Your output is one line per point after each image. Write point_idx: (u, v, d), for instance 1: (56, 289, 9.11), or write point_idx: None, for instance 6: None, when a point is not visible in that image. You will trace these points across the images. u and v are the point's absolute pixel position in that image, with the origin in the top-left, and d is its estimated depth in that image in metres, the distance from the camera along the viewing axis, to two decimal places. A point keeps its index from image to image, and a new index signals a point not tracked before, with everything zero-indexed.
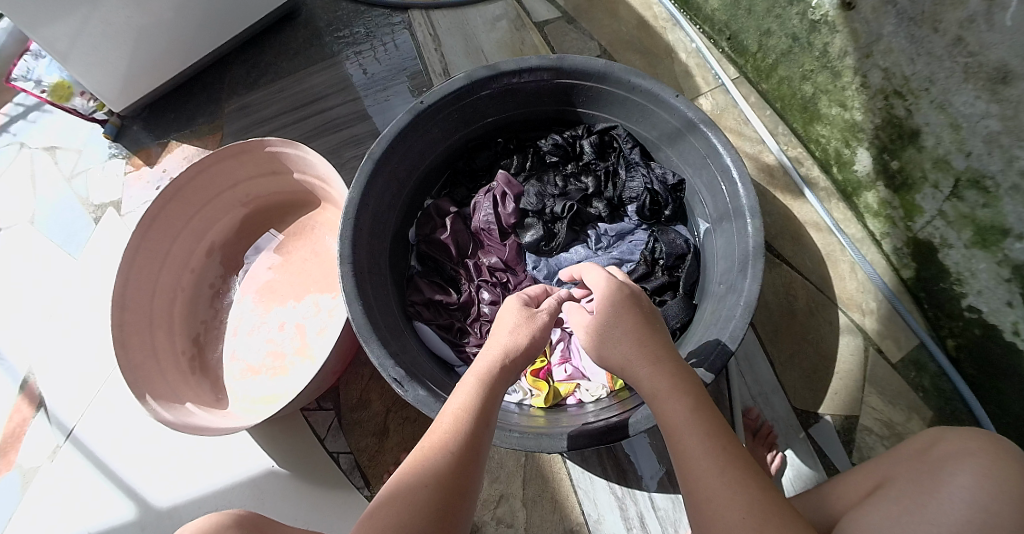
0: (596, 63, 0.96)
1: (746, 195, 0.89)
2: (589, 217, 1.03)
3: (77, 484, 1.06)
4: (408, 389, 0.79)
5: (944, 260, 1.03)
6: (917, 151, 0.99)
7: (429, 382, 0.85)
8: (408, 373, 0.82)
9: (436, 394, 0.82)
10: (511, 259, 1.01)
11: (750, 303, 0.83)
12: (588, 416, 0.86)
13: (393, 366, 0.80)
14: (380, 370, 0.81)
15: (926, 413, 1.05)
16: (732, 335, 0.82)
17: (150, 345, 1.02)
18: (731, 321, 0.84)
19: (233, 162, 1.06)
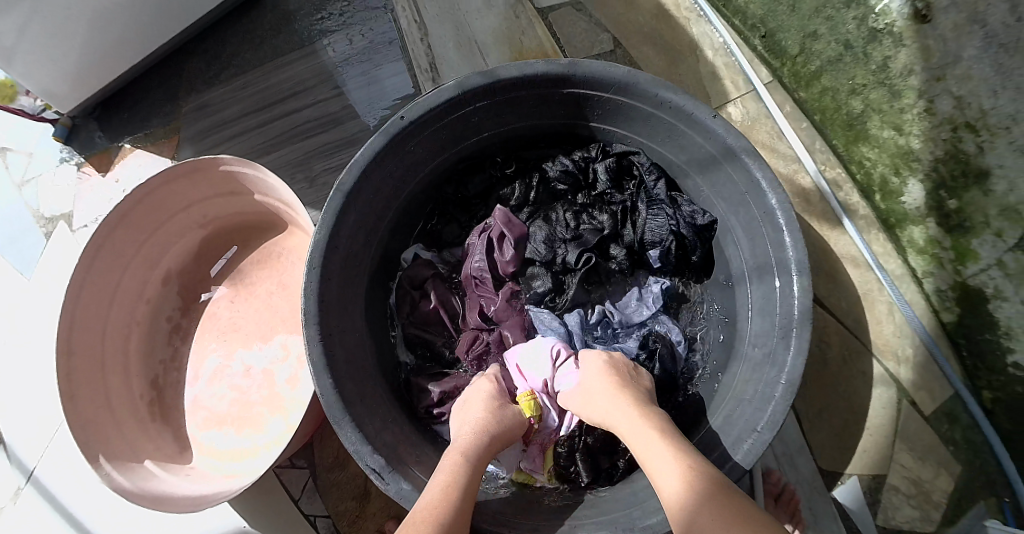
0: (617, 71, 0.80)
1: (795, 248, 0.76)
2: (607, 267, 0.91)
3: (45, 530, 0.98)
4: (389, 482, 0.70)
5: (995, 312, 0.91)
6: (982, 195, 0.85)
7: (414, 462, 0.75)
8: (389, 461, 0.72)
9: (422, 485, 0.72)
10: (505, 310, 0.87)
11: (793, 381, 0.73)
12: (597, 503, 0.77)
13: (372, 455, 0.70)
14: (356, 458, 0.71)
15: (954, 468, 0.97)
16: (770, 420, 0.72)
17: (103, 394, 0.91)
18: (768, 402, 0.74)
19: (186, 182, 0.92)
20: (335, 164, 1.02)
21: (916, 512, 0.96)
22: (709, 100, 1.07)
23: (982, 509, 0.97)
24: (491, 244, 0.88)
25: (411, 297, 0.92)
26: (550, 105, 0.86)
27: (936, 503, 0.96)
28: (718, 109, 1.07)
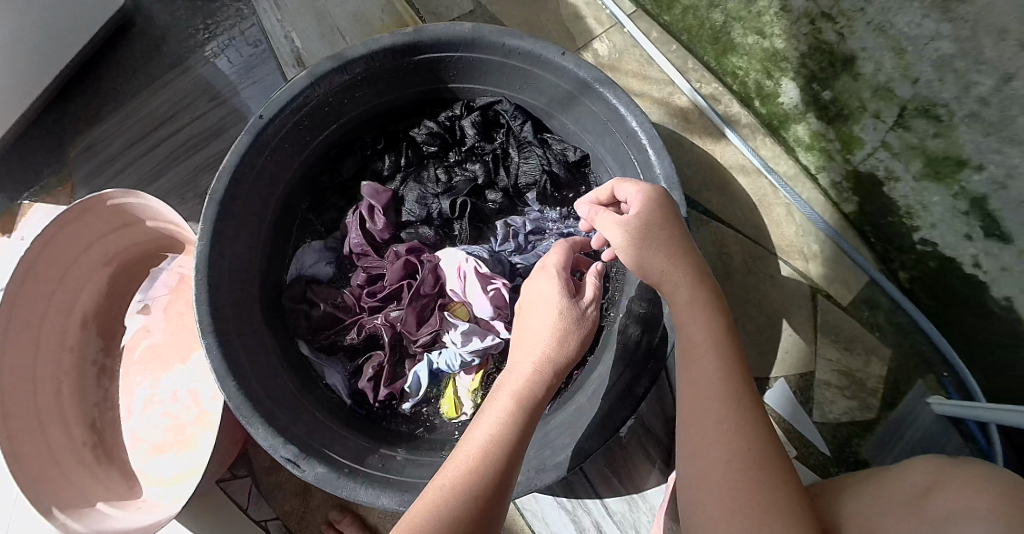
0: (462, 29, 0.82)
1: (661, 163, 0.77)
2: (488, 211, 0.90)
3: None
4: (305, 469, 0.71)
5: (891, 193, 0.93)
6: (852, 80, 0.86)
7: (332, 448, 0.76)
8: (303, 449, 0.73)
9: (343, 464, 0.74)
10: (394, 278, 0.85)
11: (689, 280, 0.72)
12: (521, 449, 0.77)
13: (284, 446, 0.72)
14: (271, 453, 0.72)
15: (884, 353, 0.99)
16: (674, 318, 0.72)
17: (45, 444, 0.92)
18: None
19: (83, 222, 0.94)
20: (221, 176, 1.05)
21: (853, 402, 0.98)
22: (574, 40, 1.06)
23: (921, 389, 0.98)
24: (363, 217, 0.88)
25: (299, 283, 0.89)
26: (406, 74, 0.87)
27: (871, 390, 0.98)
28: (585, 48, 1.06)
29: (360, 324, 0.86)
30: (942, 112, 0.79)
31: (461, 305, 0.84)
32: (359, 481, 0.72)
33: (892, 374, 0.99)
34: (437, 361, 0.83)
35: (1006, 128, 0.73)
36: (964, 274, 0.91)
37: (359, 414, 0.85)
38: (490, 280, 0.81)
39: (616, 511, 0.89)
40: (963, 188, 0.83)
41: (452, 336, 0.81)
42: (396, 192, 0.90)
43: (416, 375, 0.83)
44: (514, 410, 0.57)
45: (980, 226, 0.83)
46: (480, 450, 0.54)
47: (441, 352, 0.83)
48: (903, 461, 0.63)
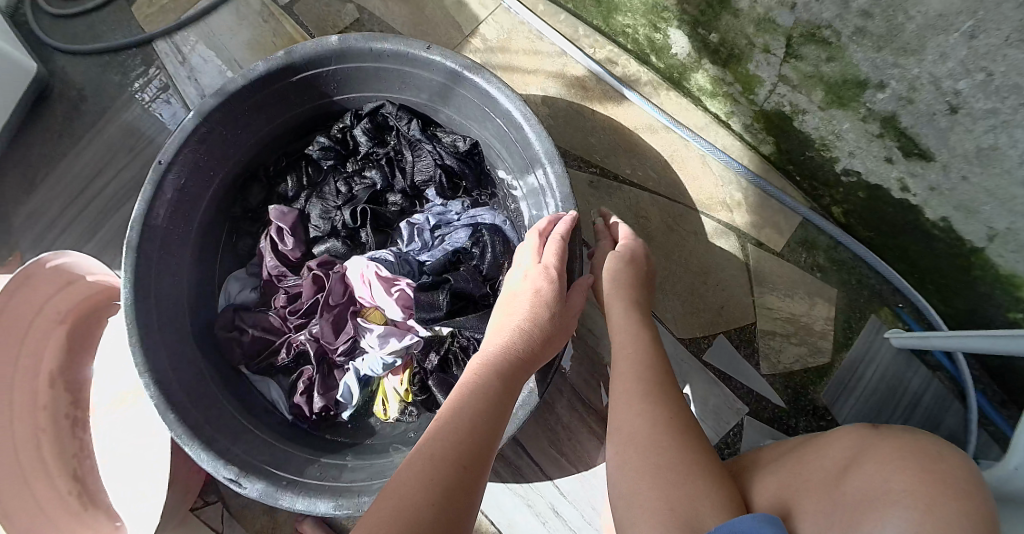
0: (328, 42, 0.81)
1: (537, 138, 0.77)
2: (390, 214, 0.89)
3: None
4: (248, 487, 0.74)
5: (803, 127, 0.90)
6: (733, 17, 0.84)
7: (272, 464, 0.79)
8: (245, 466, 0.76)
9: (282, 479, 0.76)
10: (310, 292, 0.85)
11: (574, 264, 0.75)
12: None
13: (225, 466, 0.74)
14: (214, 472, 0.75)
15: (830, 293, 0.97)
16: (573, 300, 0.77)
17: (32, 500, 1.00)
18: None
19: (25, 290, 0.99)
20: None
21: (802, 349, 0.96)
22: (462, 29, 1.04)
23: (877, 323, 0.96)
24: (274, 241, 0.88)
25: (227, 312, 0.90)
26: (290, 95, 0.88)
27: (821, 333, 0.96)
28: (474, 34, 1.05)
29: (288, 344, 0.87)
30: (827, 33, 0.76)
31: (374, 309, 0.85)
32: (295, 493, 0.74)
33: (842, 312, 0.97)
34: (362, 367, 0.83)
35: (896, 38, 0.71)
36: (896, 200, 0.87)
37: (302, 428, 0.88)
38: (394, 283, 0.81)
39: (568, 490, 0.90)
40: (870, 110, 0.80)
41: (369, 340, 0.82)
42: (302, 210, 0.90)
43: (346, 384, 0.83)
44: (492, 370, 0.62)
45: (896, 146, 0.81)
46: (488, 392, 0.59)
47: (365, 359, 0.83)
48: (835, 430, 0.61)
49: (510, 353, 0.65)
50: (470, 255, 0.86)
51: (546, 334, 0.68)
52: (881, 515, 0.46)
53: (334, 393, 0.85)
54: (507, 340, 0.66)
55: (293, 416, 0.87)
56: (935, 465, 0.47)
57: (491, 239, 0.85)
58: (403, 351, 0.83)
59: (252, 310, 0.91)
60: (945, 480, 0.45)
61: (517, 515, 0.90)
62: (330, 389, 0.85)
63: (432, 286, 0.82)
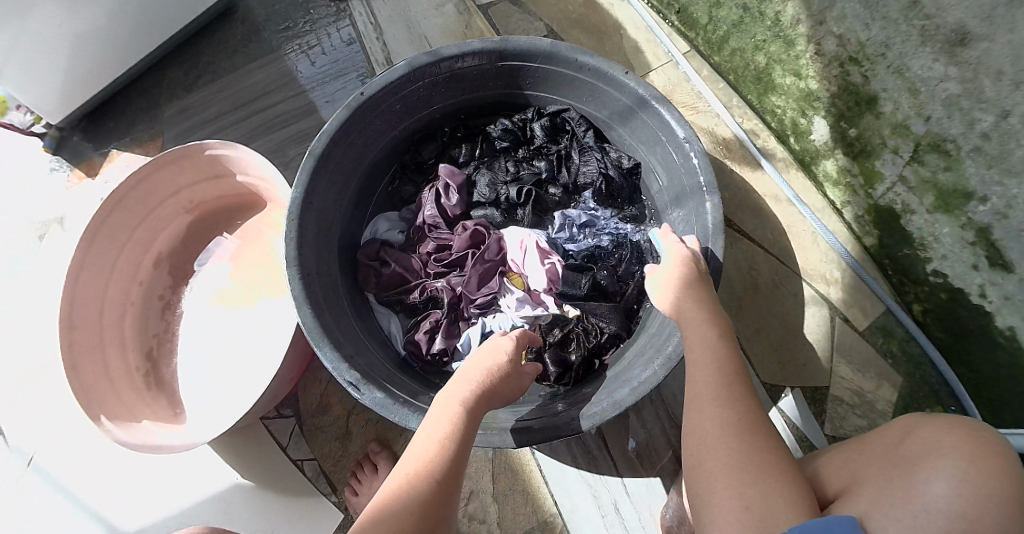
0: (541, 44, 0.92)
1: (702, 171, 0.86)
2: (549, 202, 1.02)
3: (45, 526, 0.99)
4: (364, 392, 0.75)
5: (907, 226, 1.01)
6: (874, 118, 0.97)
7: (388, 382, 0.81)
8: (364, 376, 0.77)
9: (396, 395, 0.78)
10: (462, 246, 0.94)
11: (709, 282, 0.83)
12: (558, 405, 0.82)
13: (348, 369, 0.76)
14: (334, 374, 0.76)
15: (896, 379, 1.05)
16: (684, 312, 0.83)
17: (102, 363, 0.98)
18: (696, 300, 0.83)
19: (174, 167, 1.03)
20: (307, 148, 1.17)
21: (863, 421, 1.03)
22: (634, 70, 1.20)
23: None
24: (439, 194, 0.98)
25: (374, 242, 0.97)
26: (486, 78, 0.98)
27: (881, 412, 1.03)
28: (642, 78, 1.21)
29: (424, 286, 0.95)
30: (950, 146, 0.89)
31: (518, 276, 0.95)
32: (410, 411, 0.75)
33: (903, 399, 1.04)
34: (491, 323, 0.92)
35: (1004, 160, 0.83)
36: (972, 304, 0.97)
37: (414, 366, 0.92)
38: (548, 256, 0.92)
39: (634, 491, 0.93)
40: (970, 219, 0.91)
41: (508, 300, 0.93)
42: (471, 176, 1.01)
43: (469, 335, 0.91)
44: (459, 417, 0.65)
45: (985, 255, 0.91)
46: (437, 443, 0.62)
47: (496, 316, 0.93)
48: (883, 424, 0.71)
49: (476, 402, 0.67)
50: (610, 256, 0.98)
51: (499, 393, 0.71)
52: (933, 469, 0.57)
53: (455, 341, 0.91)
54: (478, 385, 0.69)
55: (406, 352, 0.92)
56: (978, 435, 0.59)
57: (631, 248, 0.97)
58: (532, 319, 0.93)
59: (395, 249, 0.99)
60: (985, 444, 0.58)
61: (581, 502, 0.93)
62: (454, 335, 0.92)
63: (577, 269, 0.95)
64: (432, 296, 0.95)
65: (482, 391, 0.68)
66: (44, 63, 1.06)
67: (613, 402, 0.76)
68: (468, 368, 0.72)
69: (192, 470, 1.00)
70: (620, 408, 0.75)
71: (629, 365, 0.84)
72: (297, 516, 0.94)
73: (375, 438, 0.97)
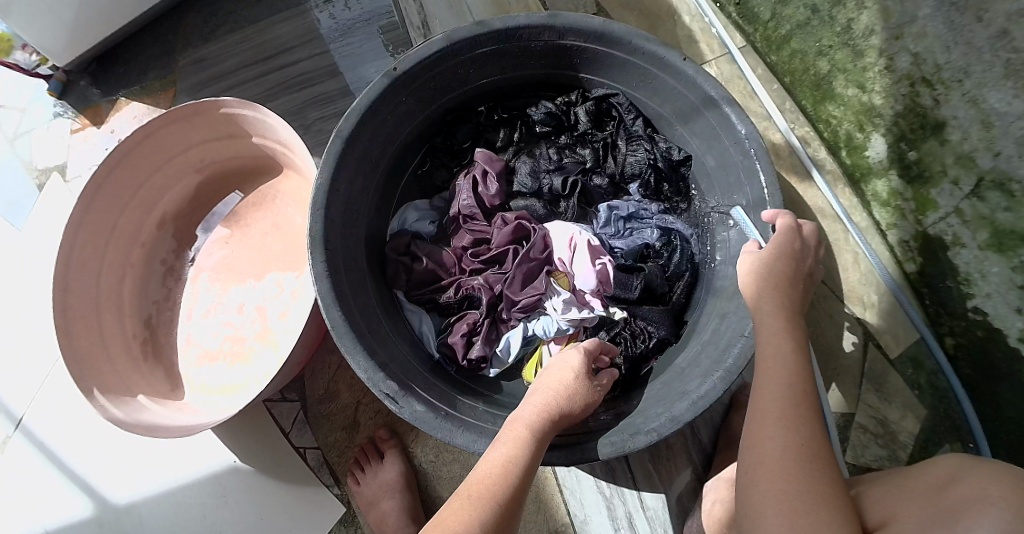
0: (593, 21, 0.85)
1: (763, 171, 0.82)
2: (594, 194, 0.97)
3: (39, 490, 0.97)
4: (404, 405, 0.71)
5: (954, 258, 0.96)
6: (939, 144, 0.92)
7: (423, 387, 0.77)
8: (401, 387, 0.73)
9: (435, 407, 0.74)
10: (507, 240, 0.90)
11: None
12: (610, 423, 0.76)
13: (384, 381, 0.72)
14: (369, 385, 0.72)
15: (920, 412, 1.02)
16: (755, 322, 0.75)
17: (97, 329, 0.93)
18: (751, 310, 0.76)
19: (184, 125, 0.95)
20: (329, 113, 1.09)
21: (884, 451, 1.00)
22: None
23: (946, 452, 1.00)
24: (476, 181, 0.93)
25: (404, 237, 0.92)
26: (530, 56, 0.91)
27: (903, 443, 1.00)
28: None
29: (459, 284, 0.90)
30: (1016, 187, 0.83)
31: (563, 275, 0.89)
32: (453, 426, 0.71)
33: (924, 431, 1.01)
34: (534, 326, 0.87)
35: None
36: (1008, 345, 0.93)
37: (449, 371, 0.88)
38: (599, 256, 0.88)
39: (650, 507, 0.89)
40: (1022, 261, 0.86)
41: (554, 302, 0.87)
42: (509, 163, 0.96)
43: (508, 339, 0.86)
44: (522, 445, 0.64)
45: None
46: (500, 467, 0.61)
47: (540, 319, 0.87)
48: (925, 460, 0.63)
49: (544, 428, 0.66)
50: (660, 255, 0.94)
51: (572, 416, 0.69)
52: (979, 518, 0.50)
53: (494, 347, 0.87)
54: (544, 409, 0.67)
55: (441, 355, 0.88)
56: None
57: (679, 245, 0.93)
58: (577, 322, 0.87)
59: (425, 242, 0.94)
60: None
61: (593, 514, 0.94)
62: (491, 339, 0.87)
63: (629, 269, 0.89)
64: (467, 297, 0.90)
65: (550, 417, 0.67)
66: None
67: (670, 416, 0.72)
68: (538, 389, 0.71)
69: (188, 449, 0.95)
70: (677, 424, 0.71)
71: (683, 374, 0.80)
72: (294, 508, 0.90)
73: (385, 427, 0.93)
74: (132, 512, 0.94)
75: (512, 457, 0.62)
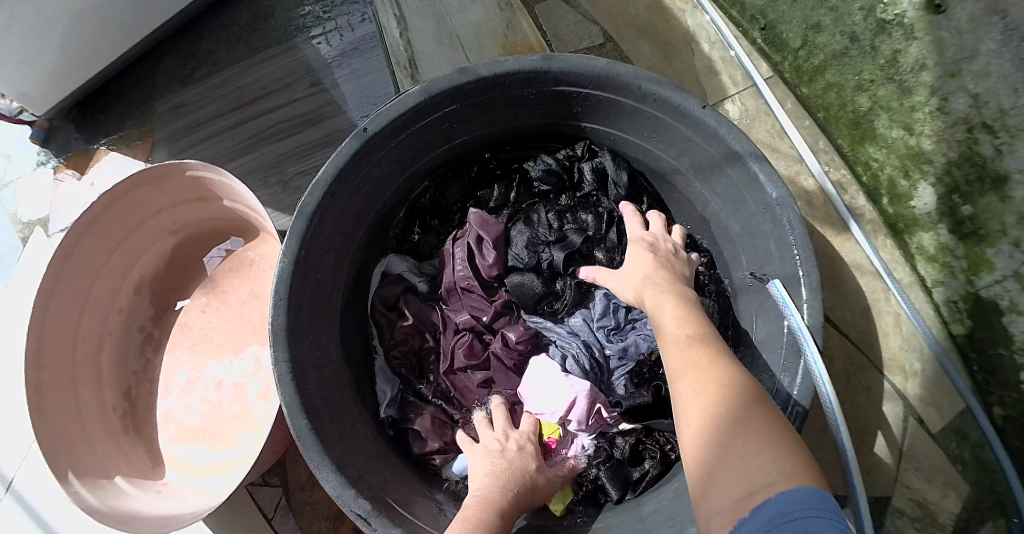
0: (595, 63, 0.74)
1: (798, 242, 0.72)
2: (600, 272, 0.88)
3: None
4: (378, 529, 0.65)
5: (1010, 326, 0.84)
6: (999, 200, 0.79)
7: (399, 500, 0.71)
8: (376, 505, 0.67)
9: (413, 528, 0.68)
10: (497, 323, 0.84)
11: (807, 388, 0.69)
12: None
13: (356, 499, 0.65)
14: (339, 503, 0.66)
15: (963, 489, 0.91)
16: None
17: (74, 405, 0.88)
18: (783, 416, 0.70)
19: (153, 188, 0.88)
20: (307, 167, 1.01)
21: None
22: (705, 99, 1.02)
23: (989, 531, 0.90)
24: (470, 249, 0.84)
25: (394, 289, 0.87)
26: (525, 104, 0.81)
27: (942, 526, 0.91)
28: (715, 106, 1.03)
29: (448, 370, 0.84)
30: None
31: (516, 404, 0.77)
32: None
33: (965, 512, 0.91)
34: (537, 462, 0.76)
35: None
36: None
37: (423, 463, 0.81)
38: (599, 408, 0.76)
39: None
40: None
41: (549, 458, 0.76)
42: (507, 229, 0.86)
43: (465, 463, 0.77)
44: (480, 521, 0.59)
45: None
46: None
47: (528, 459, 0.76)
48: None
49: (496, 504, 0.62)
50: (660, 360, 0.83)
51: (525, 489, 0.67)
52: None
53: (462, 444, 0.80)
54: (506, 476, 0.67)
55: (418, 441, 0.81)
56: None
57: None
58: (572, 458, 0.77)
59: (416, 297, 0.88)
60: None
61: None
62: (446, 433, 0.81)
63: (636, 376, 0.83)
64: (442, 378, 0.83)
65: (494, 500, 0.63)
66: (25, 57, 0.91)
67: None
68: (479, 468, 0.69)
69: None
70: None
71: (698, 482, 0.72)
72: None
73: None
74: None
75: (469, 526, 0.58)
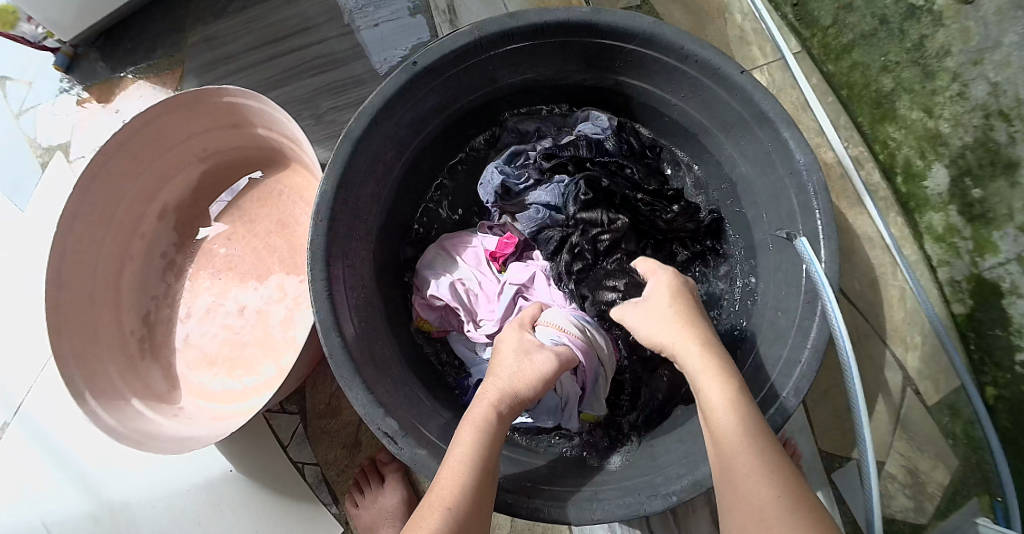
0: (642, 22, 0.76)
1: (821, 209, 0.75)
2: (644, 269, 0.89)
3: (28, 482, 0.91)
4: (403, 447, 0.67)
5: (1009, 307, 0.88)
6: (1008, 185, 0.83)
7: (424, 424, 0.73)
8: (404, 426, 0.69)
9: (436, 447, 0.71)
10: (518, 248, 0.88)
11: (821, 345, 0.72)
12: (633, 482, 0.71)
13: (385, 419, 0.68)
14: (368, 422, 0.68)
15: (952, 462, 0.95)
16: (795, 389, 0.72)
17: (92, 327, 0.88)
18: (795, 368, 0.74)
19: (186, 113, 0.89)
20: (343, 103, 1.02)
21: (910, 502, 0.95)
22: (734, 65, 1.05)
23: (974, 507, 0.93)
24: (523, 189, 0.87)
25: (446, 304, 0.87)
26: (568, 54, 0.83)
27: (931, 495, 0.95)
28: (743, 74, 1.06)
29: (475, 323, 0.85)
30: None
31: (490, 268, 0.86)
32: None
33: (954, 484, 0.95)
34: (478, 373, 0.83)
35: None
36: None
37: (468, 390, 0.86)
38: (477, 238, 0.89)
39: None
40: None
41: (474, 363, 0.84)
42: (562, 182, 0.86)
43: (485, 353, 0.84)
44: (480, 432, 0.61)
45: None
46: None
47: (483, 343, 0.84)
48: None
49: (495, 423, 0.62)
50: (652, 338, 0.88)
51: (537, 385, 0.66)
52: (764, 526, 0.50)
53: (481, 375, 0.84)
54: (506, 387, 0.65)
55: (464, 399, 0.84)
56: None
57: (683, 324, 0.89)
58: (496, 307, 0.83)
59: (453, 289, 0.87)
60: None
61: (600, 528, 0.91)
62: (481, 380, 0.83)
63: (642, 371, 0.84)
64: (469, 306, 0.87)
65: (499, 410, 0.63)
66: None
67: (694, 480, 0.68)
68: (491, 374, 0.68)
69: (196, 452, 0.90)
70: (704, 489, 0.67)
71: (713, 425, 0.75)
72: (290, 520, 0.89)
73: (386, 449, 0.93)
74: (126, 512, 0.90)
75: (469, 456, 0.59)
